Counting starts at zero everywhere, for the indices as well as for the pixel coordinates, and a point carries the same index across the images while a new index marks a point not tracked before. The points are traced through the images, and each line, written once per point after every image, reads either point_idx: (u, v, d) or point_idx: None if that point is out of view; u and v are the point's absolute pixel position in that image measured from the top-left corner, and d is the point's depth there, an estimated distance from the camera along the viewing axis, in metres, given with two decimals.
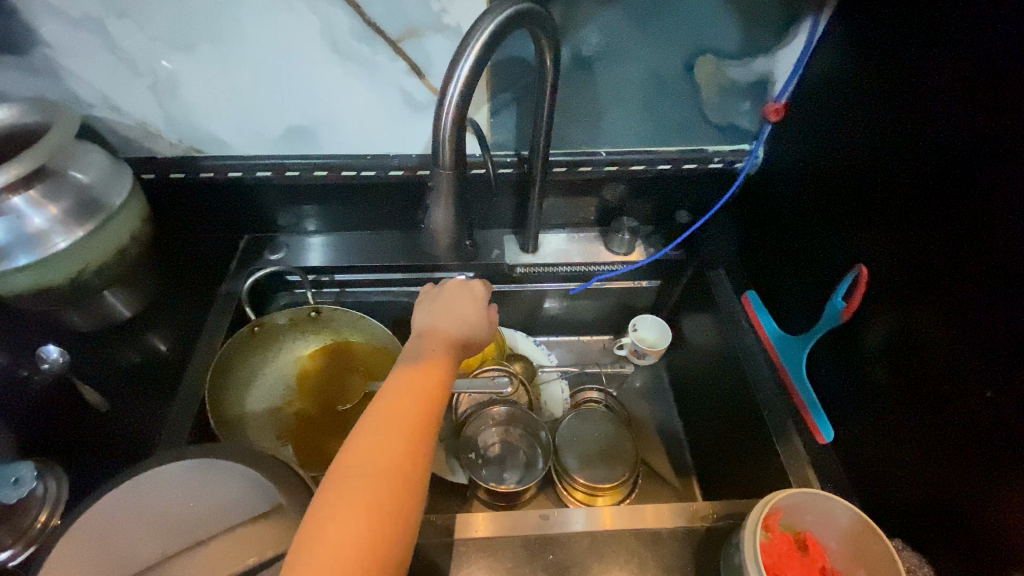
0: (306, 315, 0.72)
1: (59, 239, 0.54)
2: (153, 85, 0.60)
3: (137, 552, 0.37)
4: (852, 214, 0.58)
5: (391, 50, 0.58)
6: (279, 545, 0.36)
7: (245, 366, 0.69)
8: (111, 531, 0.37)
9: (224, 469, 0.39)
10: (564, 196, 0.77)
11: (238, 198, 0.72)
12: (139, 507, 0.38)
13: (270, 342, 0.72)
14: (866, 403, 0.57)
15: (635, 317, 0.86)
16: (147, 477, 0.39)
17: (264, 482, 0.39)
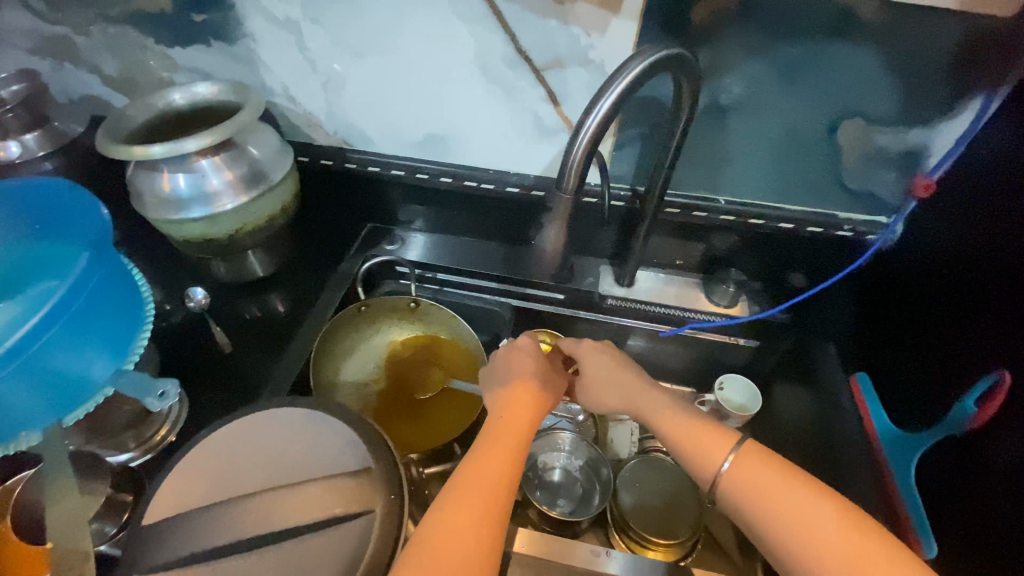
0: (406, 306, 0.78)
1: (227, 200, 0.64)
2: (325, 83, 0.69)
3: (244, 478, 0.42)
4: (990, 313, 0.53)
5: (534, 76, 0.62)
6: (365, 503, 0.40)
7: (345, 339, 0.75)
8: (230, 453, 0.43)
9: (326, 423, 0.45)
10: (671, 238, 0.76)
11: (370, 190, 0.80)
12: (253, 440, 0.44)
13: (369, 323, 0.78)
14: (974, 526, 0.50)
15: (723, 375, 0.82)
16: (264, 415, 0.45)
17: (360, 444, 0.43)
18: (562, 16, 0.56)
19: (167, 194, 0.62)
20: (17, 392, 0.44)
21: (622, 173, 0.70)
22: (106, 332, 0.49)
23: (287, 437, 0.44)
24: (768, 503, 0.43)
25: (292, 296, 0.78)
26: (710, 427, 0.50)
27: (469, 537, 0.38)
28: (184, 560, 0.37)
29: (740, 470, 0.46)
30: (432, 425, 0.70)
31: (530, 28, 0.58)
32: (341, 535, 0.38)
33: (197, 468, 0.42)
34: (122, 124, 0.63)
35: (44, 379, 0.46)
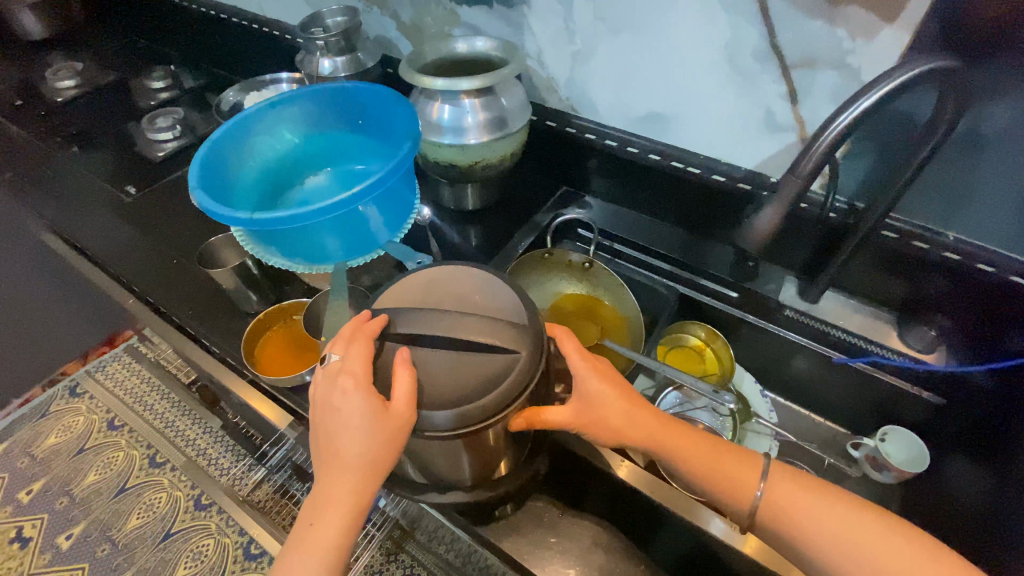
0: (581, 265, 0.86)
1: (473, 136, 0.76)
2: (576, 52, 0.78)
3: (414, 298, 0.49)
4: None
5: (779, 72, 0.64)
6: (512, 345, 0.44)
7: (526, 277, 0.85)
8: (411, 284, 0.50)
9: (496, 286, 0.50)
10: (875, 265, 0.73)
11: (579, 156, 0.89)
12: (440, 282, 0.50)
13: (546, 271, 0.87)
14: None
15: (887, 425, 0.78)
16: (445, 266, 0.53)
17: (520, 308, 0.48)
18: (831, 18, 0.58)
19: (433, 121, 0.76)
20: (329, 232, 0.58)
21: (839, 185, 0.69)
22: (394, 209, 0.63)
23: (465, 289, 0.49)
24: (815, 523, 0.50)
25: (493, 230, 0.90)
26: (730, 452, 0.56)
27: (332, 531, 0.47)
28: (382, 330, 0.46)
29: (779, 494, 0.52)
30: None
31: (792, 25, 0.60)
32: (496, 370, 0.43)
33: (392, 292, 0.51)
34: (417, 60, 0.78)
35: (347, 229, 0.59)
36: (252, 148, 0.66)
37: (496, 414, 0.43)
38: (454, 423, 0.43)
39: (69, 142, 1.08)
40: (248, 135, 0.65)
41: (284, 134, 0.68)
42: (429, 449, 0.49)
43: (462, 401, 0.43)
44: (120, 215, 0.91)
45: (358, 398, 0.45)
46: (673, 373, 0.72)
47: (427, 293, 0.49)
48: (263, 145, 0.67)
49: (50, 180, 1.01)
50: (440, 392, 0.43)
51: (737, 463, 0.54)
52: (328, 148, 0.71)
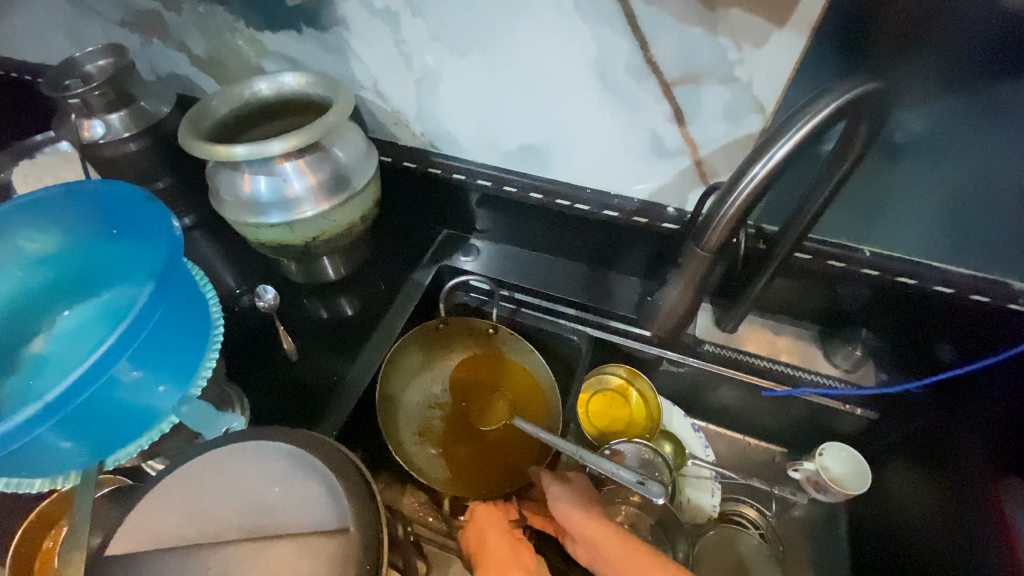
0: (483, 330, 0.71)
1: (308, 207, 0.58)
2: (419, 81, 0.63)
3: (173, 532, 0.31)
4: None
5: (661, 92, 0.52)
6: (338, 573, 0.30)
7: (415, 356, 0.70)
8: (174, 503, 0.32)
9: (307, 467, 0.34)
10: (793, 283, 0.66)
11: (451, 195, 0.74)
12: (215, 488, 0.33)
13: (442, 343, 0.71)
14: None
15: (825, 441, 0.73)
16: (223, 451, 0.34)
17: (342, 497, 0.32)
18: (711, 24, 0.47)
19: (247, 196, 0.58)
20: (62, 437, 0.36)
21: None
22: (176, 360, 0.42)
23: (257, 487, 0.33)
24: None
25: (362, 301, 0.73)
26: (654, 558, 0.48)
27: None
28: None
29: None
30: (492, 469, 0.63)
31: (667, 35, 0.48)
32: None
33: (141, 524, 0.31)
34: (207, 117, 0.58)
35: (99, 420, 0.37)
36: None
37: None
38: None
39: None
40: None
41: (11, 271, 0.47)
42: None
43: None
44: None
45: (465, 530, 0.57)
46: (593, 460, 0.60)
47: (203, 515, 0.32)
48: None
49: None
50: None
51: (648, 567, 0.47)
52: (86, 268, 0.51)
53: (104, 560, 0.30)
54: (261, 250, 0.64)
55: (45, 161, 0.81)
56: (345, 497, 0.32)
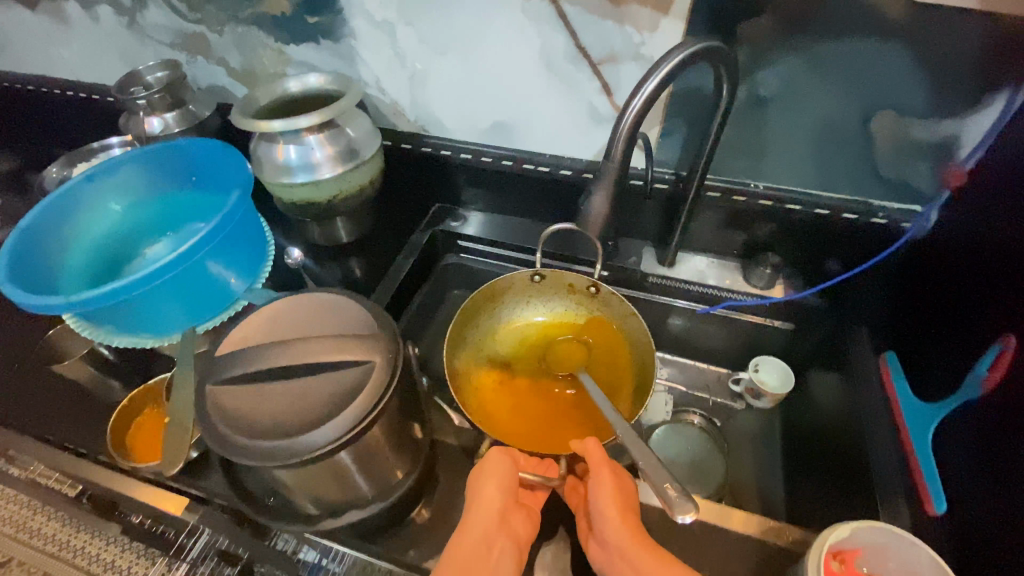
0: (588, 288, 0.80)
1: (326, 171, 0.75)
2: (411, 76, 0.81)
3: (258, 341, 0.47)
4: (945, 305, 0.64)
5: (591, 70, 0.71)
6: (368, 360, 0.46)
7: (516, 295, 0.83)
8: (258, 327, 0.48)
9: (347, 306, 0.50)
10: (713, 222, 0.82)
11: (439, 171, 0.91)
12: (284, 319, 0.49)
13: (545, 289, 0.83)
14: (979, 466, 0.55)
15: (758, 356, 0.88)
16: (290, 299, 0.51)
17: (370, 323, 0.49)
18: (618, 18, 0.65)
19: (280, 163, 0.75)
20: (166, 299, 0.53)
21: (665, 159, 0.78)
22: (243, 257, 0.58)
23: (312, 319, 0.49)
24: None
25: (369, 259, 0.89)
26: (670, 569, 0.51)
27: None
28: (241, 376, 0.45)
29: None
30: (550, 422, 0.72)
31: (590, 27, 0.67)
32: (357, 379, 0.45)
33: (237, 340, 0.48)
34: (250, 106, 0.76)
35: (188, 291, 0.54)
36: (76, 226, 0.63)
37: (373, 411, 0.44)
38: (331, 435, 0.42)
39: None
40: (65, 215, 0.62)
41: (113, 209, 0.66)
42: (317, 476, 0.49)
43: (332, 415, 0.43)
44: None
45: (490, 464, 0.60)
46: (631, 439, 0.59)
47: (277, 332, 0.48)
48: (86, 224, 0.64)
49: None
50: (301, 416, 0.43)
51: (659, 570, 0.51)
52: (168, 211, 0.69)
53: (217, 358, 0.46)
54: (293, 212, 0.81)
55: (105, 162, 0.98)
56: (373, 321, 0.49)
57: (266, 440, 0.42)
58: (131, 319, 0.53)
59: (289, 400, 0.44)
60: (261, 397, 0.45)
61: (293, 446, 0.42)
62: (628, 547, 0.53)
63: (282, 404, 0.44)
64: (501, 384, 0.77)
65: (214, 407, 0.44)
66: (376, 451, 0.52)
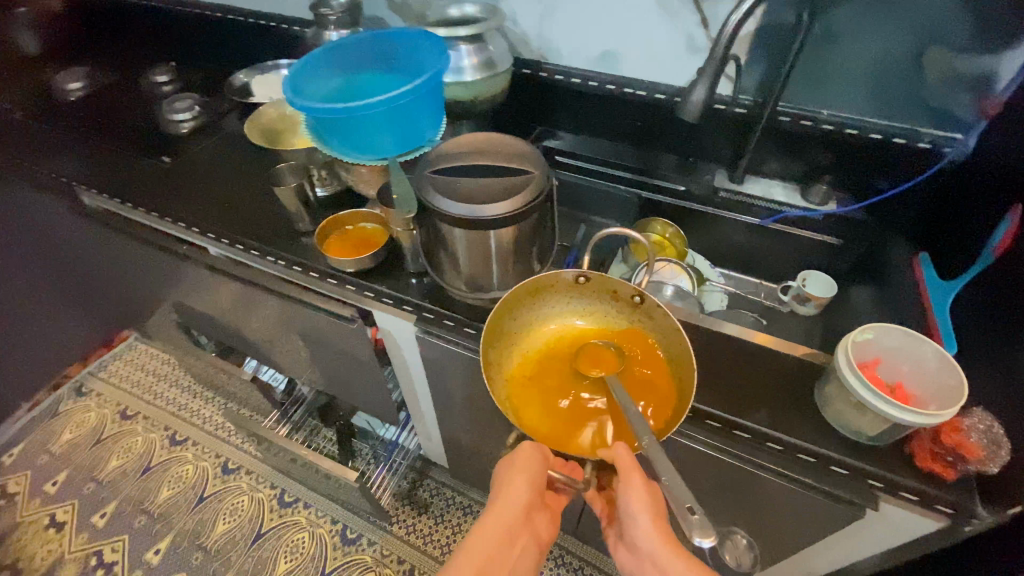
0: (631, 297, 0.72)
1: (469, 75, 0.95)
2: (542, 10, 1.01)
3: (452, 153, 0.69)
4: (974, 203, 0.79)
5: (693, 6, 0.89)
6: (528, 173, 0.66)
7: (553, 294, 0.76)
8: (451, 146, 0.69)
9: (512, 141, 0.70)
10: (779, 147, 0.98)
11: (548, 94, 1.09)
12: (469, 143, 0.70)
13: (582, 290, 0.76)
14: (987, 313, 0.69)
15: (806, 272, 1.00)
16: (471, 134, 0.72)
17: (529, 153, 0.68)
18: None
19: None
20: (383, 127, 0.74)
21: (745, 86, 0.96)
22: (432, 109, 0.77)
23: (488, 146, 0.69)
24: None
25: None
26: (676, 548, 0.64)
27: (496, 560, 0.73)
28: (443, 170, 0.67)
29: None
30: (575, 424, 0.70)
31: None
32: (521, 181, 0.65)
33: (437, 152, 0.69)
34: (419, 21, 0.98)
35: (395, 126, 0.74)
36: (317, 84, 0.79)
37: (530, 204, 0.64)
38: (502, 211, 0.63)
39: (94, 134, 1.21)
40: (313, 73, 0.79)
41: (336, 75, 0.82)
42: (474, 249, 0.70)
43: (505, 198, 0.64)
44: (170, 186, 1.08)
45: (523, 456, 0.77)
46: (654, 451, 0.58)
47: (464, 149, 0.69)
48: (323, 90, 0.80)
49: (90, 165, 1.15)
50: (483, 196, 0.64)
51: (669, 549, 0.64)
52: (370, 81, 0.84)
53: (427, 159, 0.68)
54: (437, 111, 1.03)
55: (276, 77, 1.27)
56: (532, 152, 0.68)
57: (459, 207, 0.64)
58: (360, 145, 0.75)
59: (473, 189, 0.65)
60: (454, 183, 0.66)
61: (477, 211, 0.63)
62: (655, 548, 0.65)
63: (468, 189, 0.65)
64: (527, 380, 0.74)
65: (424, 185, 0.66)
66: (514, 253, 0.72)
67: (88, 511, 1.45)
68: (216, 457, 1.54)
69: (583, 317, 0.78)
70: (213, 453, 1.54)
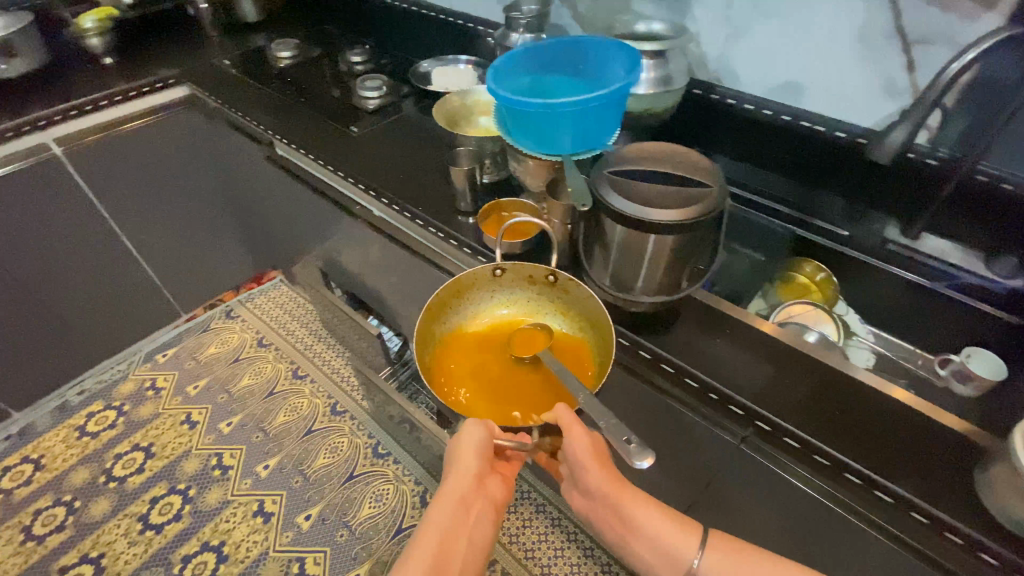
0: (546, 278, 0.91)
1: (644, 88, 0.97)
2: (731, 35, 1.03)
3: (633, 158, 0.72)
4: None
5: (902, 47, 0.86)
6: (706, 190, 0.67)
7: (484, 288, 0.95)
8: (633, 152, 0.73)
9: (695, 156, 0.71)
10: (970, 208, 0.90)
11: (715, 118, 1.09)
12: (650, 152, 0.72)
13: (498, 279, 0.95)
14: None
15: (973, 348, 0.89)
16: (654, 144, 0.74)
17: (710, 171, 0.69)
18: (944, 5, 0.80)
19: None
20: (567, 126, 0.78)
21: (942, 138, 0.89)
22: (613, 117, 0.81)
23: (669, 157, 0.71)
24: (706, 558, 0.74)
25: None
26: (606, 472, 0.80)
27: (455, 522, 0.82)
28: (621, 174, 0.70)
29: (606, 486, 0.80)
30: (502, 388, 0.89)
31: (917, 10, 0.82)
32: (697, 196, 0.66)
33: (618, 155, 0.73)
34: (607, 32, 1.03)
35: (579, 127, 0.78)
36: (513, 81, 0.87)
37: (700, 218, 0.65)
38: (673, 220, 0.65)
39: (300, 98, 1.41)
40: (513, 71, 0.87)
41: (528, 77, 0.89)
42: (631, 253, 0.72)
43: (678, 209, 0.65)
44: (356, 151, 1.24)
45: (474, 438, 0.80)
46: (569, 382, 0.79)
47: (645, 157, 0.71)
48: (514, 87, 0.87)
49: (293, 123, 1.34)
50: (656, 203, 0.66)
51: (631, 495, 0.80)
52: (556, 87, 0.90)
53: (606, 161, 0.72)
54: None
55: (455, 71, 1.42)
56: (714, 171, 0.69)
57: (629, 209, 0.67)
58: (541, 139, 0.81)
59: (646, 195, 0.68)
60: (629, 186, 0.69)
61: (647, 217, 0.66)
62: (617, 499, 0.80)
63: (641, 195, 0.68)
64: (459, 363, 0.93)
65: (599, 183, 0.70)
66: (669, 264, 0.73)
67: (217, 418, 1.66)
68: (326, 398, 1.70)
69: (507, 304, 0.98)
70: (325, 393, 1.71)
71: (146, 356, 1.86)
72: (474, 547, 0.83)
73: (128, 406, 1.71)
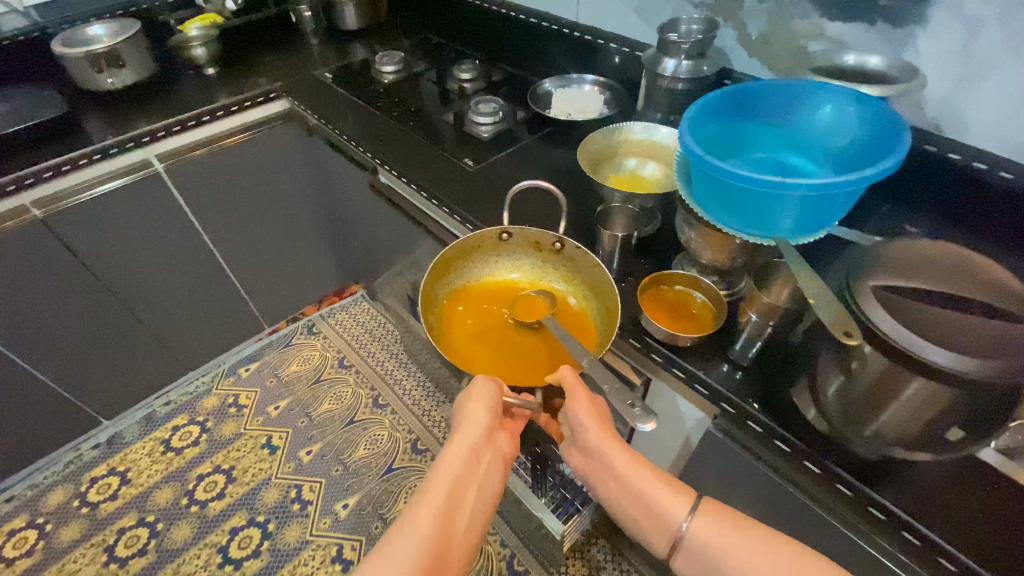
0: (553, 246, 0.97)
1: None
2: (966, 75, 0.80)
3: (912, 264, 0.56)
4: None
5: None
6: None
7: (488, 249, 1.02)
8: (911, 255, 0.57)
9: (1007, 278, 0.53)
10: None
11: (927, 174, 0.86)
12: (936, 261, 0.56)
13: (508, 245, 1.02)
14: None
15: None
16: (941, 248, 0.57)
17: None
18: None
19: None
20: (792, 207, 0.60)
21: None
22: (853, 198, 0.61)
23: (968, 274, 0.54)
24: None
25: None
26: (616, 440, 0.75)
27: (473, 494, 0.78)
28: (894, 284, 0.55)
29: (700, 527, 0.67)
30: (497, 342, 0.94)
31: None
32: (1015, 340, 0.48)
33: (888, 255, 0.57)
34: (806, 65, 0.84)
35: (808, 210, 0.60)
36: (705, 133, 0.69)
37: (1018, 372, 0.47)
38: (969, 367, 0.48)
39: (408, 120, 1.29)
40: (707, 121, 0.69)
41: (720, 125, 0.71)
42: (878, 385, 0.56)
43: (981, 353, 0.48)
44: (473, 188, 1.10)
45: (479, 402, 0.81)
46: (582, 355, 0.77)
47: (930, 267, 0.55)
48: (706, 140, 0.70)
49: (400, 150, 1.22)
50: (944, 337, 0.50)
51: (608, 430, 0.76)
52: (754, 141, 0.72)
53: (869, 263, 0.57)
54: None
55: (580, 94, 1.25)
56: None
57: (902, 333, 0.51)
58: (750, 217, 0.63)
59: (928, 321, 0.52)
60: (904, 303, 0.53)
61: (928, 351, 0.50)
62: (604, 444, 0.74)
63: (920, 318, 0.52)
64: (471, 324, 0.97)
65: (856, 288, 0.55)
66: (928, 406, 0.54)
67: (297, 445, 1.60)
68: (407, 433, 1.61)
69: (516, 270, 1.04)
70: (406, 427, 1.61)
71: (228, 370, 1.84)
72: (479, 506, 0.78)
73: (211, 422, 1.68)
